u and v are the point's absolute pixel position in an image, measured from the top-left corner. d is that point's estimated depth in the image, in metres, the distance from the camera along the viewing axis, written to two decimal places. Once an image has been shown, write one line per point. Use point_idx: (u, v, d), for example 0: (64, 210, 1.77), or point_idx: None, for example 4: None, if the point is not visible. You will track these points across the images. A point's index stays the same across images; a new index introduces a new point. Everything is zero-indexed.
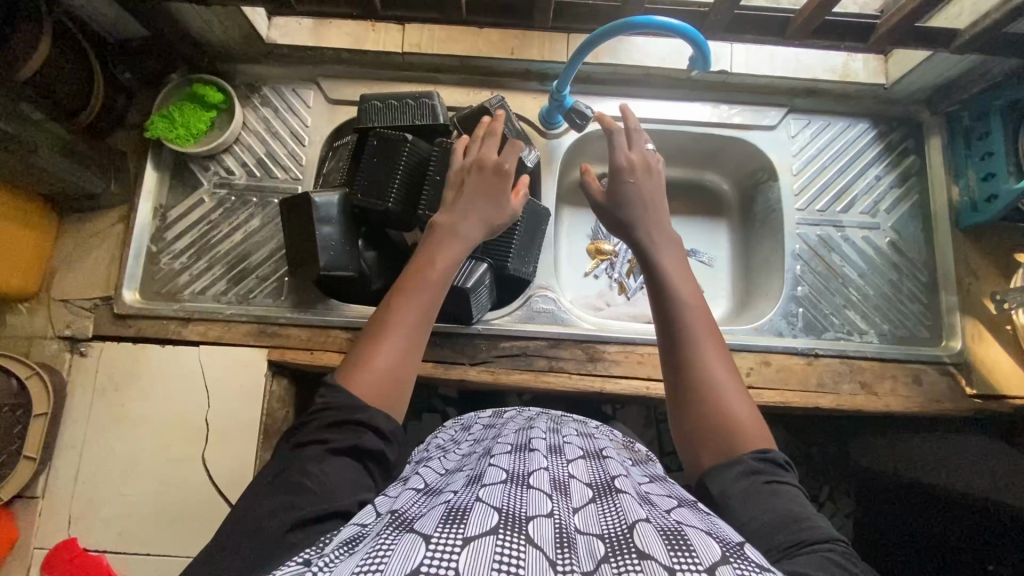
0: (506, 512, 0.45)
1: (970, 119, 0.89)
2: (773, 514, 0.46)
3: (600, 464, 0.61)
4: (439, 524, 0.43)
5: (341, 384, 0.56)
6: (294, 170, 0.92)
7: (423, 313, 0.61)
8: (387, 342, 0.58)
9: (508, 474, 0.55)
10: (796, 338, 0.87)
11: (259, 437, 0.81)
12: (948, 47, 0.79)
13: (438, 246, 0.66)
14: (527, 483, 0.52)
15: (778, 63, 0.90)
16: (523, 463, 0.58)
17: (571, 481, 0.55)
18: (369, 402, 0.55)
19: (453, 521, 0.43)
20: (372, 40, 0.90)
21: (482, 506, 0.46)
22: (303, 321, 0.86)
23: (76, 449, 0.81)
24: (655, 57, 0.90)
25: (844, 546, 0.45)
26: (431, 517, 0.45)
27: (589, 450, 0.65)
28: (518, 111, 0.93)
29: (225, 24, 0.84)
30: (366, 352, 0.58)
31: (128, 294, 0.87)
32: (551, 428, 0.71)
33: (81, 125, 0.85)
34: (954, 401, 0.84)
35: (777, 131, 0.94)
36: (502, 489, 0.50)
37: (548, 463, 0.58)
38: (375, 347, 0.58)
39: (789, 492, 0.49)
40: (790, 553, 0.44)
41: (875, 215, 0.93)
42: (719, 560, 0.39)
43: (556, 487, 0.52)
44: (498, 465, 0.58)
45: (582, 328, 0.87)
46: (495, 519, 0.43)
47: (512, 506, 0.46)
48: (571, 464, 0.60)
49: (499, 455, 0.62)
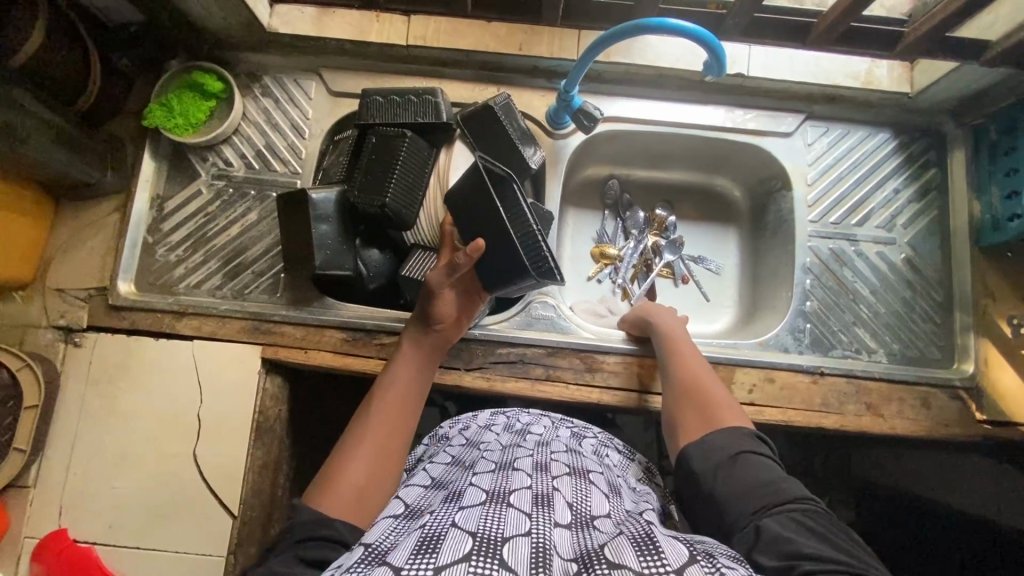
0: (481, 534, 0.44)
1: (997, 133, 0.85)
2: (742, 482, 0.54)
3: (587, 485, 0.59)
4: (411, 554, 0.42)
5: (313, 503, 0.56)
6: (294, 163, 0.90)
7: (387, 423, 0.65)
8: (350, 455, 0.60)
9: (487, 493, 0.53)
10: (802, 355, 0.85)
11: (251, 435, 0.81)
12: (977, 58, 0.75)
13: (399, 362, 0.73)
14: (507, 501, 0.51)
15: (797, 67, 0.86)
16: (504, 482, 0.56)
17: (554, 495, 0.54)
18: (339, 512, 0.55)
19: (425, 550, 0.42)
20: (377, 32, 0.87)
21: (457, 530, 0.45)
22: (298, 319, 0.84)
23: (68, 440, 0.80)
24: (668, 56, 0.86)
25: (811, 504, 0.53)
26: (405, 545, 0.44)
27: (577, 468, 0.63)
28: (523, 109, 0.90)
29: (225, 11, 0.81)
30: (335, 470, 0.59)
31: (123, 285, 0.86)
32: (539, 443, 0.69)
33: (78, 111, 0.83)
34: (962, 426, 0.82)
35: (794, 138, 0.90)
36: (480, 509, 0.49)
37: (532, 479, 0.57)
38: (343, 463, 0.60)
39: (759, 462, 0.56)
40: (757, 515, 0.52)
41: (891, 230, 0.89)
42: (686, 563, 0.42)
43: (536, 502, 0.51)
44: (478, 484, 0.56)
45: (582, 337, 0.85)
46: (468, 543, 0.42)
47: (487, 528, 0.45)
48: (557, 480, 0.58)
49: (482, 472, 0.60)
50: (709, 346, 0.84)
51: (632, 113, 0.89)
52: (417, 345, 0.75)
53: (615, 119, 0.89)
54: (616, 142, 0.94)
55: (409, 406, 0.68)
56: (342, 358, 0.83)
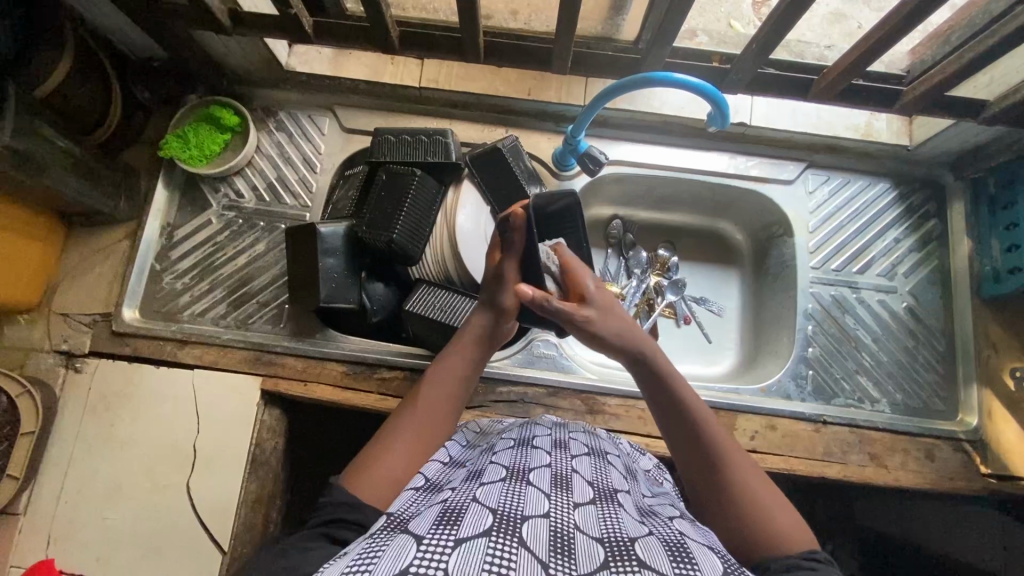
0: (501, 512, 0.45)
1: (996, 186, 0.87)
2: None
3: (605, 465, 0.59)
4: (432, 526, 0.44)
5: (346, 485, 0.56)
6: (303, 197, 0.92)
7: (435, 408, 0.64)
8: (391, 441, 0.60)
9: (508, 470, 0.54)
10: (804, 402, 0.85)
11: (246, 468, 0.80)
12: (976, 117, 0.77)
13: (452, 354, 0.68)
14: (527, 480, 0.52)
15: (800, 118, 0.88)
16: (525, 459, 0.57)
17: (573, 477, 0.54)
18: (372, 500, 0.55)
19: (446, 522, 0.44)
20: (390, 73, 0.90)
21: (478, 506, 0.46)
22: (300, 351, 0.85)
23: (61, 468, 0.79)
24: (672, 105, 0.89)
25: None
26: (426, 517, 0.46)
27: (594, 449, 0.63)
28: (530, 150, 0.92)
29: (246, 51, 0.84)
30: (377, 454, 0.59)
31: (127, 311, 0.86)
32: (556, 422, 0.69)
33: (96, 141, 0.85)
34: (967, 480, 0.81)
35: (796, 185, 0.92)
36: (501, 486, 0.50)
37: (552, 458, 0.57)
38: (385, 448, 0.59)
39: None
40: None
41: (892, 278, 0.90)
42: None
43: (556, 482, 0.52)
44: (499, 461, 0.57)
45: (583, 378, 0.85)
46: (489, 519, 0.44)
47: (507, 507, 0.46)
48: (575, 460, 0.58)
49: (501, 450, 0.60)
50: (708, 391, 0.84)
51: (635, 158, 0.91)
52: (474, 336, 0.69)
53: (619, 163, 0.91)
54: (619, 184, 0.95)
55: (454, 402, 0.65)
56: (343, 392, 0.83)
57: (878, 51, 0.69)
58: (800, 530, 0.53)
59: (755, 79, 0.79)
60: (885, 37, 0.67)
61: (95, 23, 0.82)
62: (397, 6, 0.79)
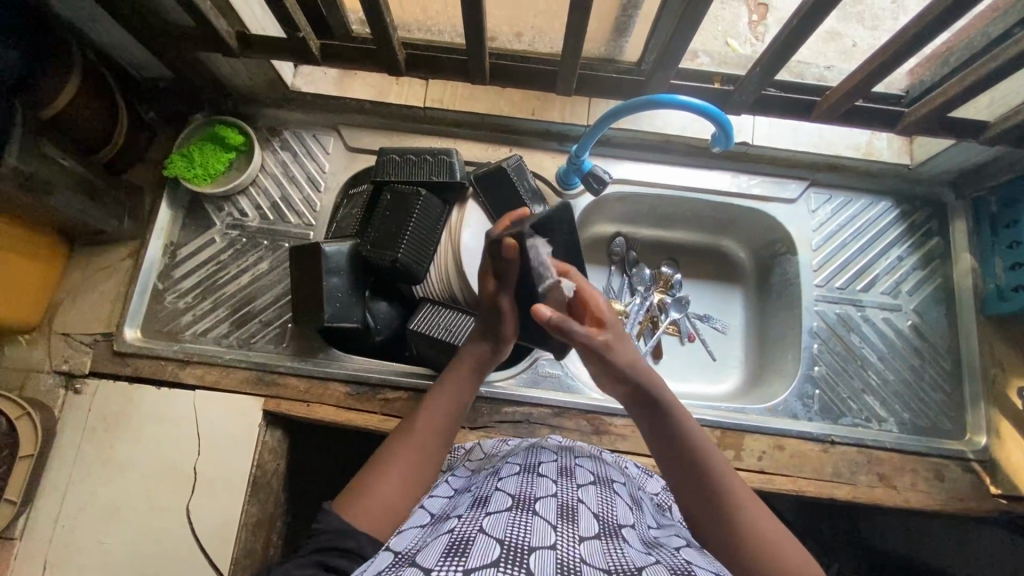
0: (509, 542, 0.45)
1: (997, 205, 0.88)
2: None
3: (611, 496, 0.58)
4: (441, 558, 0.44)
5: (337, 512, 0.55)
6: (307, 215, 0.92)
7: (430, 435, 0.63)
8: (385, 469, 0.59)
9: (514, 498, 0.53)
10: (811, 422, 0.84)
11: (247, 491, 0.79)
12: (976, 137, 0.77)
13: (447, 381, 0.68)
14: (533, 510, 0.51)
15: (801, 138, 0.89)
16: (530, 487, 0.55)
17: (579, 507, 0.53)
18: (361, 528, 0.54)
19: (454, 555, 0.44)
20: (396, 94, 0.91)
21: (485, 536, 0.46)
22: (303, 371, 0.84)
23: (58, 491, 0.78)
24: (675, 125, 0.90)
25: None
26: (434, 549, 0.46)
27: (600, 476, 0.62)
28: (534, 169, 0.93)
29: (253, 72, 0.85)
30: (371, 480, 0.58)
31: (129, 331, 0.86)
32: (562, 446, 0.67)
33: (100, 161, 0.85)
34: (977, 501, 0.80)
35: (798, 204, 0.92)
36: (507, 515, 0.49)
37: (557, 487, 0.56)
38: (379, 474, 0.59)
39: None
40: None
41: (896, 296, 0.90)
42: None
43: (562, 513, 0.51)
44: (504, 488, 0.56)
45: (588, 398, 0.84)
46: (496, 552, 0.44)
47: (515, 537, 0.46)
48: (581, 489, 0.57)
49: (507, 476, 0.59)
50: (715, 411, 0.83)
51: (638, 177, 0.92)
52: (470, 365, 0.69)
53: (622, 181, 0.92)
54: (622, 202, 0.96)
55: (450, 429, 0.65)
56: (346, 413, 0.82)
57: (881, 73, 0.70)
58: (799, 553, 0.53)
59: (758, 101, 0.80)
60: (887, 60, 0.68)
61: (103, 45, 0.82)
62: (402, 28, 0.80)
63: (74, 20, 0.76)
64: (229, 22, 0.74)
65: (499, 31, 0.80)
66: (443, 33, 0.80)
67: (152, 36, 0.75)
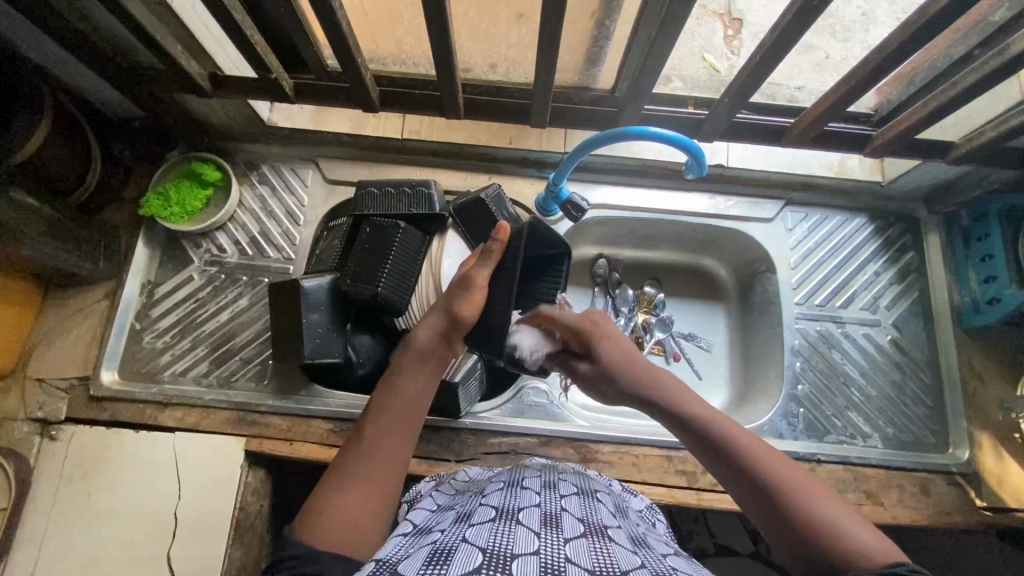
0: (492, 550, 0.44)
1: (969, 219, 0.89)
2: None
3: (594, 503, 0.57)
4: (424, 565, 0.43)
5: (296, 535, 0.48)
6: (287, 249, 0.91)
7: (398, 437, 0.55)
8: (350, 479, 0.51)
9: (497, 511, 0.53)
10: (797, 441, 0.85)
11: (229, 534, 0.77)
12: (945, 157, 0.79)
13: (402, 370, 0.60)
14: (517, 520, 0.50)
15: (772, 159, 0.91)
16: (514, 499, 0.55)
17: (562, 514, 0.52)
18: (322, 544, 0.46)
19: (437, 563, 0.43)
20: (373, 126, 0.93)
21: (468, 545, 0.46)
22: (284, 410, 0.83)
23: (32, 545, 0.75)
24: (654, 150, 0.92)
25: None
26: (416, 558, 0.45)
27: (584, 488, 0.61)
28: (514, 196, 0.93)
29: (228, 110, 0.85)
30: (330, 494, 0.50)
31: (106, 374, 0.84)
32: (546, 465, 0.66)
33: (74, 203, 0.84)
34: (964, 514, 0.80)
35: (775, 223, 0.93)
36: (490, 526, 0.49)
37: (541, 498, 0.56)
38: (339, 486, 0.51)
39: None
40: None
41: (875, 311, 0.91)
42: None
43: (546, 521, 0.50)
44: (488, 503, 0.55)
45: (576, 426, 0.84)
46: (479, 558, 0.43)
47: (498, 544, 0.46)
48: (564, 499, 0.56)
49: (491, 492, 0.58)
50: None
51: (617, 201, 0.92)
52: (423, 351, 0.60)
53: (601, 206, 0.92)
54: (603, 227, 0.96)
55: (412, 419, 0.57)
56: (330, 451, 0.81)
57: (850, 99, 0.71)
58: (873, 533, 0.44)
59: (731, 127, 0.81)
60: (858, 85, 0.69)
61: (75, 87, 0.82)
62: (377, 61, 0.80)
63: (41, 62, 0.75)
64: (201, 65, 0.75)
65: (473, 63, 0.81)
66: (419, 65, 0.80)
67: (123, 76, 0.75)
